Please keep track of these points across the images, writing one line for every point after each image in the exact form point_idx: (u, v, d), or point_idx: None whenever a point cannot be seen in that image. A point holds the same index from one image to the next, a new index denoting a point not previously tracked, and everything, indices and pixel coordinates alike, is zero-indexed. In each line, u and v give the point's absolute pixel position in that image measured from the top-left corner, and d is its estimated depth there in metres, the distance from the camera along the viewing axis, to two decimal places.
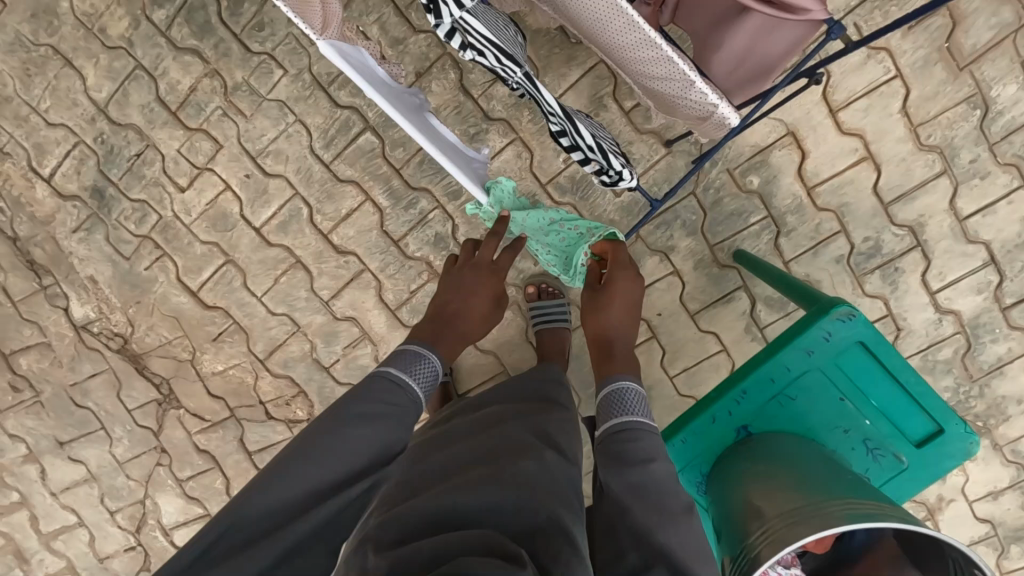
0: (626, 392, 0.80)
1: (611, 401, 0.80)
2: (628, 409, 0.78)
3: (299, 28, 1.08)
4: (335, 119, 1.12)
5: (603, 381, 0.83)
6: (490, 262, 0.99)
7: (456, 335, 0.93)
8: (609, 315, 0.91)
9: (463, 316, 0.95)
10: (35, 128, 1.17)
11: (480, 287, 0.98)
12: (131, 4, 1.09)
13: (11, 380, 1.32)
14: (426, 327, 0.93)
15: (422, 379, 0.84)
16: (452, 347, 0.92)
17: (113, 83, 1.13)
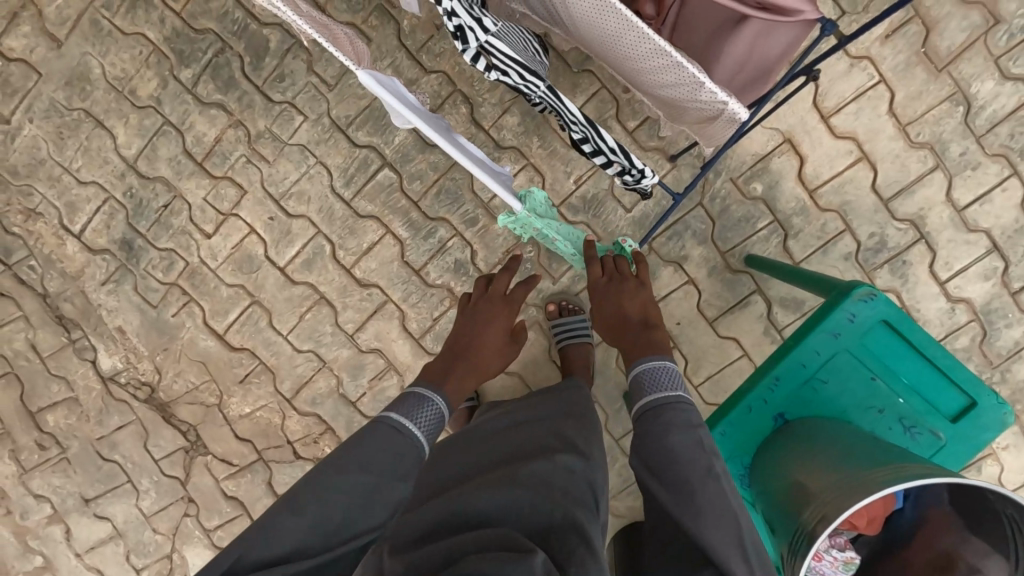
0: (651, 372, 0.81)
1: (643, 381, 0.80)
2: (660, 383, 0.79)
3: (318, 77, 1.16)
4: (354, 158, 1.18)
5: (638, 363, 0.83)
6: (504, 295, 1.06)
7: (471, 367, 0.96)
8: (612, 310, 0.93)
9: (478, 348, 0.99)
10: (67, 187, 1.22)
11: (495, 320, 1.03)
12: (160, 66, 1.17)
13: (38, 439, 1.32)
14: (439, 362, 0.96)
15: (423, 425, 0.82)
16: (467, 379, 0.95)
17: (142, 140, 1.20)
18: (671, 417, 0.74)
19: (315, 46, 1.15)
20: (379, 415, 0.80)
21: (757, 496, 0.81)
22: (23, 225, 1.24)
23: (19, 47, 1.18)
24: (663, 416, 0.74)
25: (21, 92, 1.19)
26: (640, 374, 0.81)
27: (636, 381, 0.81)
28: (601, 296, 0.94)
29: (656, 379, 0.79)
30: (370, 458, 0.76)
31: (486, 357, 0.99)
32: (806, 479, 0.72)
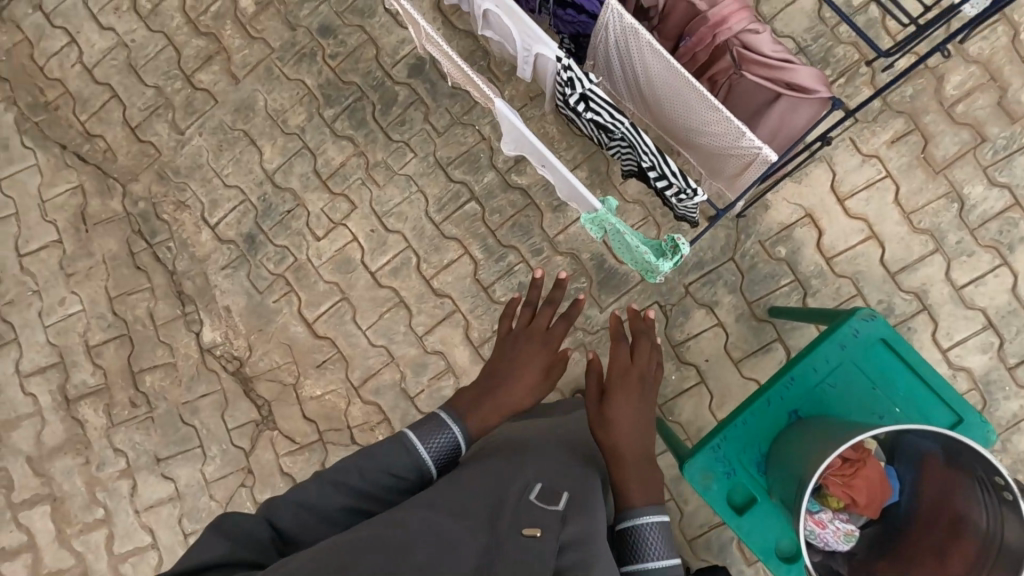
0: (643, 531, 0.76)
1: (632, 547, 0.75)
2: (652, 550, 0.75)
3: (432, 125, 1.46)
4: (449, 190, 1.45)
5: (626, 512, 0.78)
6: (545, 329, 1.00)
7: (495, 404, 0.90)
8: (616, 414, 0.87)
9: (508, 389, 0.92)
10: (214, 188, 1.51)
11: (527, 364, 0.95)
12: (310, 105, 1.50)
13: (132, 396, 1.51)
14: (464, 397, 0.91)
15: (436, 451, 0.83)
16: (490, 420, 0.89)
17: (283, 158, 1.50)
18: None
19: (432, 102, 1.46)
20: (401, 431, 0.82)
21: (771, 480, 0.94)
22: (171, 214, 1.52)
23: (206, 81, 1.53)
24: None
25: (199, 112, 1.53)
26: (631, 528, 0.77)
27: (622, 544, 0.77)
28: (616, 390, 0.90)
29: (646, 548, 0.75)
30: (381, 465, 0.80)
31: (515, 399, 0.92)
32: (810, 452, 0.86)
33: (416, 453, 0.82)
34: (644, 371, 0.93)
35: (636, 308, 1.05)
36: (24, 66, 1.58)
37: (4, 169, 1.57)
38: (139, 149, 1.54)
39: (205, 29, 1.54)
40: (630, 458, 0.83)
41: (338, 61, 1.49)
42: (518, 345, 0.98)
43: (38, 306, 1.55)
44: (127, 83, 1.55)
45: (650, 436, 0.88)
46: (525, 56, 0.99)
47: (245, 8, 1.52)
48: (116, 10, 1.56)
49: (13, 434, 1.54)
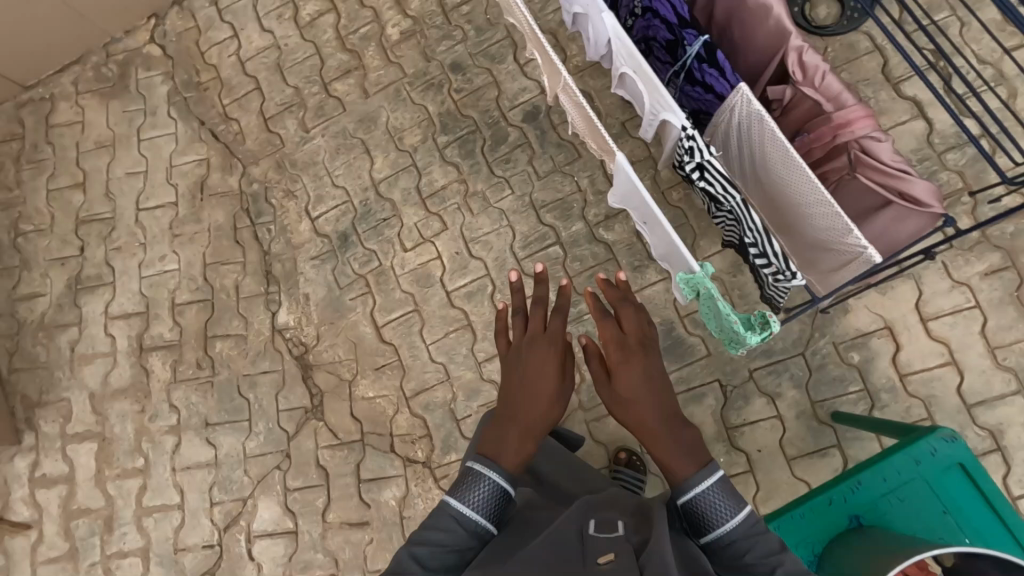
0: (707, 497, 0.84)
1: (703, 514, 0.84)
2: (720, 513, 0.83)
3: (534, 169, 1.55)
4: (537, 231, 1.52)
5: (682, 489, 0.86)
6: (542, 331, 1.00)
7: (520, 427, 0.93)
8: (632, 391, 0.93)
9: (530, 411, 0.94)
10: (323, 184, 1.63)
11: (538, 376, 0.96)
12: (427, 129, 1.61)
13: (199, 358, 1.59)
14: (490, 436, 0.94)
15: (480, 505, 0.87)
16: (523, 448, 0.92)
17: (391, 171, 1.61)
18: (759, 544, 0.81)
19: (539, 148, 1.55)
20: (441, 502, 0.87)
21: None
22: (279, 201, 1.64)
23: (341, 90, 1.68)
24: (750, 539, 0.82)
25: (327, 117, 1.67)
26: (694, 500, 0.85)
27: (694, 515, 0.85)
28: (619, 367, 0.94)
29: (715, 510, 0.84)
30: (435, 545, 0.84)
31: (539, 416, 0.94)
32: (870, 559, 0.83)
33: (464, 518, 0.86)
34: (638, 335, 0.96)
35: (603, 279, 1.02)
36: (189, 49, 1.78)
37: (147, 132, 1.74)
38: (266, 137, 1.68)
39: (351, 47, 1.70)
40: (657, 429, 0.90)
41: (461, 95, 1.62)
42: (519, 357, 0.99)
43: (140, 257, 1.68)
44: (271, 79, 1.72)
45: (669, 393, 0.94)
46: (650, 119, 1.07)
47: (390, 36, 1.68)
48: (278, 16, 1.75)
49: (85, 369, 1.64)
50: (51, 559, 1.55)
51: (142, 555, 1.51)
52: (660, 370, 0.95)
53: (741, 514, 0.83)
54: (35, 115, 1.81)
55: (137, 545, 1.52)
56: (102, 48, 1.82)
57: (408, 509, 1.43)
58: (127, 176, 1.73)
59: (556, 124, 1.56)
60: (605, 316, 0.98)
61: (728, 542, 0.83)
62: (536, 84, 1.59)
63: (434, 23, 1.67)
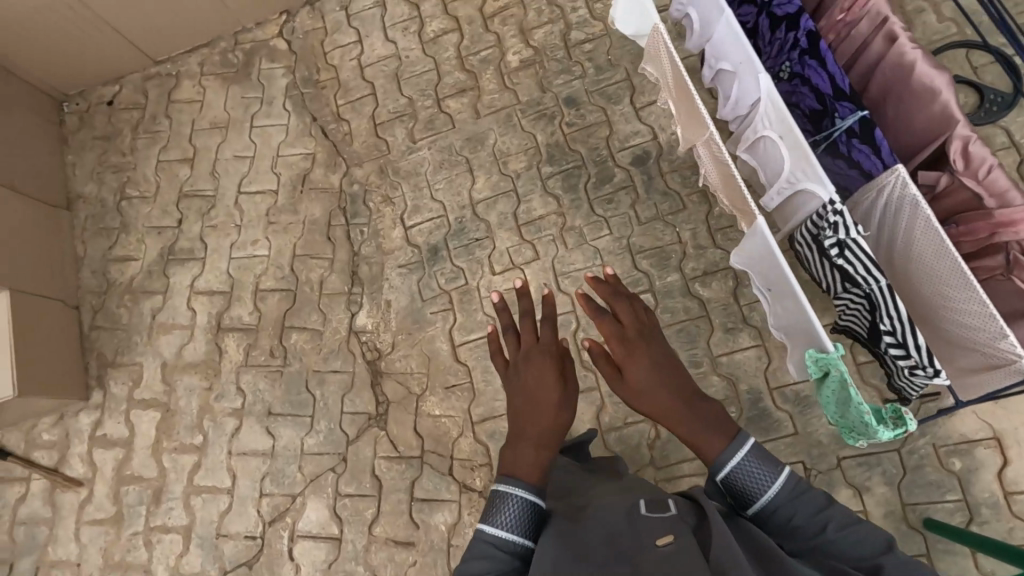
0: (745, 467, 0.93)
1: (743, 485, 0.92)
2: (759, 482, 0.91)
3: (636, 213, 1.53)
4: (630, 276, 1.49)
5: (717, 461, 0.95)
6: (533, 340, 1.11)
7: (534, 433, 1.01)
8: (641, 378, 1.01)
9: (538, 419, 1.02)
10: (422, 196, 1.65)
11: (541, 385, 1.05)
12: (533, 158, 1.62)
13: (273, 346, 1.60)
14: (507, 453, 1.00)
15: (516, 517, 0.92)
16: (541, 456, 0.99)
17: (491, 193, 1.61)
18: (802, 505, 0.89)
19: (644, 193, 1.54)
20: (477, 529, 0.92)
21: None
22: (376, 205, 1.66)
23: (453, 107, 1.70)
24: (793, 502, 0.90)
25: (435, 131, 1.69)
26: (733, 473, 0.93)
27: (737, 489, 0.93)
28: (624, 359, 1.03)
29: (753, 480, 0.92)
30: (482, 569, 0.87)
31: (550, 422, 1.02)
32: None
33: (503, 539, 0.90)
34: (635, 329, 1.06)
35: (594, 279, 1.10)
36: (313, 47, 1.84)
37: (260, 120, 1.80)
38: (374, 142, 1.71)
39: (469, 67, 1.73)
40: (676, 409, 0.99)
41: (572, 130, 1.62)
42: (519, 371, 1.08)
43: (233, 238, 1.71)
44: (387, 87, 1.76)
45: (678, 375, 1.02)
46: (783, 187, 1.04)
47: (510, 62, 1.71)
48: (404, 29, 1.80)
49: (162, 339, 1.66)
50: (96, 520, 1.56)
51: (184, 534, 1.51)
52: (665, 356, 1.04)
53: (780, 479, 0.91)
54: (159, 89, 1.89)
55: (180, 522, 1.52)
56: (232, 36, 1.90)
57: (457, 537, 1.39)
58: (234, 158, 1.78)
59: (664, 172, 1.54)
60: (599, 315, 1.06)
61: (773, 508, 0.90)
62: (649, 130, 1.58)
63: (555, 56, 1.69)
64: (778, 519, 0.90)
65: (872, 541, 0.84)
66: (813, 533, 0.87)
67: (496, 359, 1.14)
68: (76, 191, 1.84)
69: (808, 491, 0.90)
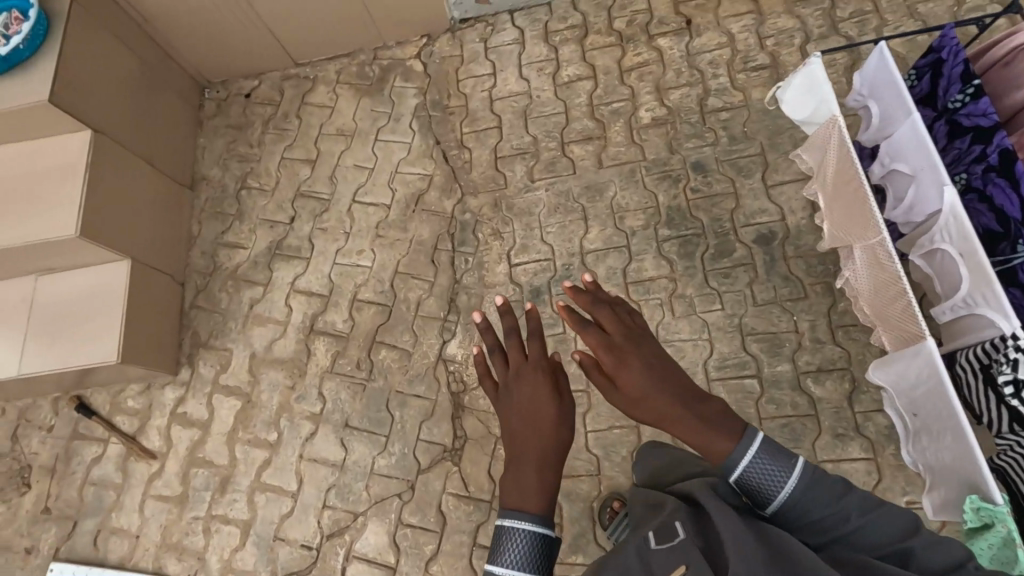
0: (755, 469, 0.87)
1: (756, 484, 0.87)
2: (773, 480, 0.86)
3: (753, 293, 1.47)
4: (737, 356, 1.42)
5: (726, 461, 0.88)
6: (518, 359, 1.05)
7: (534, 460, 0.94)
8: (635, 381, 0.94)
9: (536, 445, 0.96)
10: (532, 236, 1.64)
11: (532, 407, 0.99)
12: (651, 217, 1.59)
13: (360, 359, 1.61)
14: (508, 488, 0.94)
15: (524, 546, 0.87)
16: (544, 479, 0.93)
17: (603, 245, 1.59)
18: (819, 495, 0.84)
19: (764, 273, 1.48)
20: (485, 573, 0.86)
21: None
22: (485, 237, 1.66)
23: (576, 153, 1.70)
24: (809, 494, 0.84)
25: (555, 173, 1.69)
26: (745, 472, 0.87)
27: (753, 489, 0.87)
28: (615, 369, 0.95)
29: (766, 479, 0.86)
30: None
31: (548, 445, 0.97)
32: None
33: None
34: (621, 337, 0.99)
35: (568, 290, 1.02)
36: (447, 73, 1.88)
37: (385, 134, 1.84)
38: (492, 175, 1.72)
39: (599, 117, 1.72)
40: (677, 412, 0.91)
41: (696, 196, 1.58)
42: (509, 394, 1.02)
43: (340, 244, 1.74)
44: (514, 123, 1.77)
45: (673, 374, 0.95)
46: (956, 305, 0.98)
47: (641, 118, 1.70)
48: (539, 69, 1.82)
49: (255, 330, 1.70)
50: (162, 496, 1.58)
51: (242, 529, 1.51)
52: (656, 359, 0.96)
53: (793, 472, 0.85)
54: (294, 90, 1.97)
55: (241, 516, 1.52)
56: (372, 50, 1.96)
57: None
58: (354, 168, 1.82)
59: (788, 256, 1.48)
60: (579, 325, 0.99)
61: (794, 504, 0.85)
62: (777, 210, 1.53)
63: (689, 120, 1.66)
64: (797, 513, 0.85)
65: (894, 526, 0.80)
66: (835, 524, 0.82)
67: (486, 384, 1.09)
68: (202, 172, 1.92)
69: (823, 478, 0.85)
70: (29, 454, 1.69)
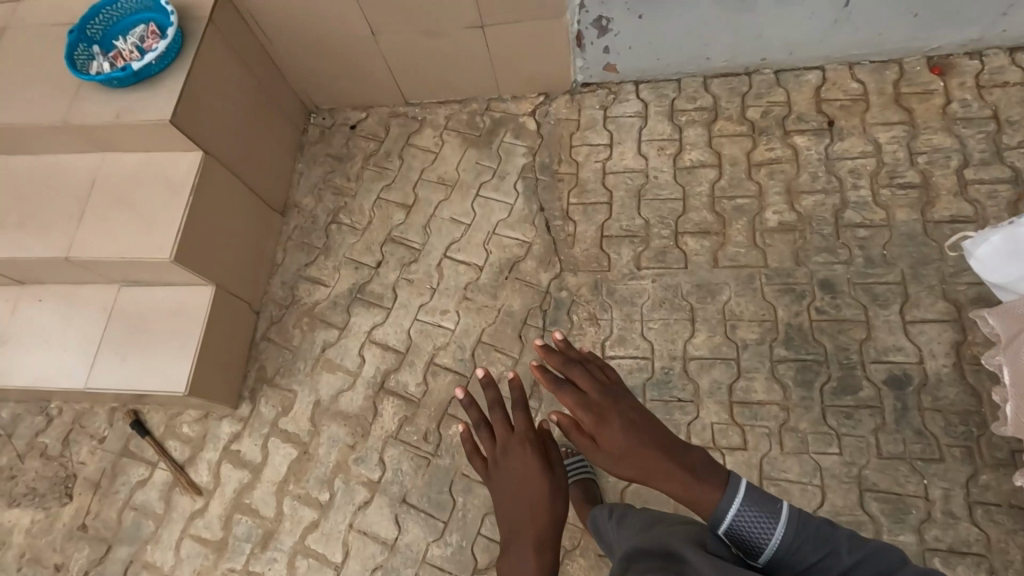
0: (740, 517, 0.91)
1: (745, 534, 0.90)
2: (761, 530, 0.90)
3: (876, 441, 1.31)
4: (852, 514, 1.26)
5: (711, 512, 0.93)
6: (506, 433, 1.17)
7: (531, 531, 1.07)
8: (613, 434, 1.03)
9: (531, 517, 1.08)
10: (631, 329, 1.51)
11: (525, 478, 1.12)
12: (767, 332, 1.45)
13: (429, 430, 1.50)
14: (510, 565, 1.06)
15: None
16: (544, 556, 1.06)
17: (709, 354, 1.45)
18: (807, 537, 0.88)
19: (893, 422, 1.31)
20: None
21: None
22: (581, 321, 1.55)
23: (690, 245, 1.58)
24: (798, 541, 0.88)
25: (665, 265, 1.57)
26: (733, 520, 0.91)
27: (739, 538, 0.91)
28: (596, 426, 1.05)
29: (753, 527, 0.90)
30: None
31: (544, 518, 1.09)
32: None
33: None
34: (597, 395, 1.08)
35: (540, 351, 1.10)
36: (561, 137, 1.79)
37: (487, 191, 1.76)
38: (596, 254, 1.61)
39: (720, 211, 1.60)
40: (657, 463, 0.99)
41: (821, 317, 1.44)
42: (502, 466, 1.15)
43: (425, 300, 1.65)
44: (626, 202, 1.66)
45: (650, 424, 1.04)
46: None
47: (767, 220, 1.57)
48: (659, 148, 1.72)
49: (324, 376, 1.62)
50: (201, 538, 1.50)
51: None
52: (631, 414, 1.05)
53: (779, 519, 0.89)
54: (401, 129, 1.91)
55: None
56: (485, 100, 1.89)
57: None
58: (450, 221, 1.74)
59: (924, 407, 1.32)
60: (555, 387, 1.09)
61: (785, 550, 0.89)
62: (915, 351, 1.37)
63: (820, 231, 1.53)
64: (793, 560, 0.88)
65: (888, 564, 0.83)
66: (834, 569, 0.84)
67: (474, 458, 1.18)
68: (295, 199, 1.87)
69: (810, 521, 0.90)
70: (77, 463, 1.64)
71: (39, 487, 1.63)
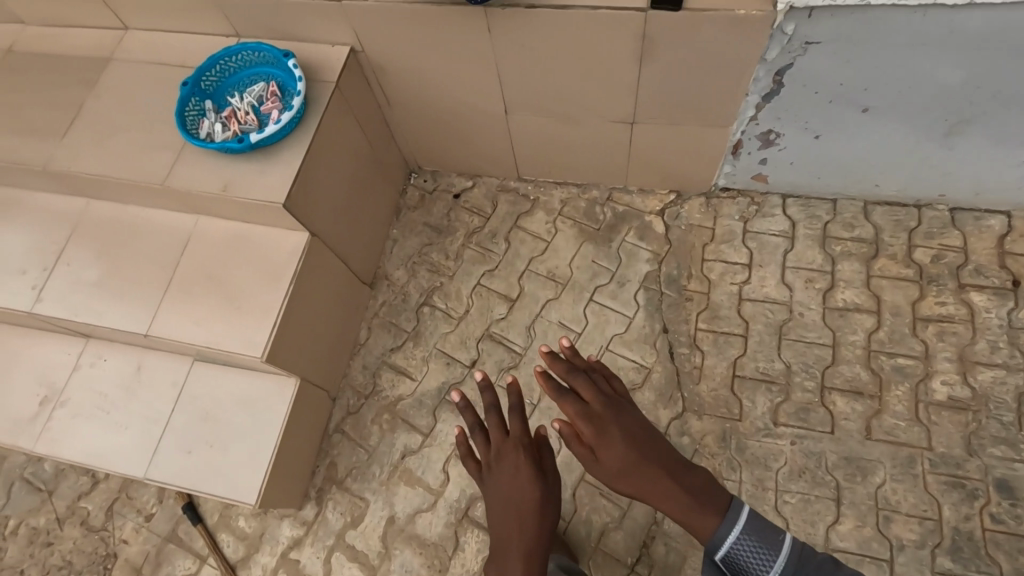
0: (736, 544, 0.93)
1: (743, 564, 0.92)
2: (758, 561, 0.92)
3: None
4: None
5: (710, 533, 0.94)
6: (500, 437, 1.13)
7: (521, 543, 1.03)
8: (613, 447, 1.00)
9: (519, 525, 1.04)
10: (764, 499, 1.31)
11: (513, 486, 1.07)
12: (929, 534, 1.24)
13: None
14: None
15: None
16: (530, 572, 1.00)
17: (857, 547, 1.25)
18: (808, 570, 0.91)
19: None
20: None
21: None
22: None
23: (839, 406, 1.37)
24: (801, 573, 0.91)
25: (807, 426, 1.36)
26: (733, 548, 0.93)
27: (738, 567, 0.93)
28: (596, 440, 1.01)
29: (751, 559, 0.92)
30: None
31: (531, 533, 1.04)
32: None
33: None
34: (600, 406, 1.04)
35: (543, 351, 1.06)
36: (692, 245, 1.59)
37: (603, 297, 1.57)
38: (725, 397, 1.42)
39: (877, 369, 1.39)
40: (659, 486, 0.97)
41: (997, 528, 1.23)
42: (493, 471, 1.11)
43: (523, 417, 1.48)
44: (765, 339, 1.46)
45: (650, 441, 1.01)
46: None
47: (933, 390, 1.35)
48: (807, 279, 1.51)
49: (402, 489, 1.44)
50: None
51: None
52: (635, 428, 1.02)
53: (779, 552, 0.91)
54: (509, 207, 1.72)
55: None
56: (608, 187, 1.69)
57: None
58: (559, 325, 1.56)
59: None
60: (554, 391, 1.05)
61: None
62: None
63: (999, 417, 1.31)
64: None
65: None
66: None
67: (468, 462, 1.16)
68: (385, 270, 1.70)
69: (811, 558, 0.92)
70: (119, 541, 1.49)
71: (75, 563, 1.48)
